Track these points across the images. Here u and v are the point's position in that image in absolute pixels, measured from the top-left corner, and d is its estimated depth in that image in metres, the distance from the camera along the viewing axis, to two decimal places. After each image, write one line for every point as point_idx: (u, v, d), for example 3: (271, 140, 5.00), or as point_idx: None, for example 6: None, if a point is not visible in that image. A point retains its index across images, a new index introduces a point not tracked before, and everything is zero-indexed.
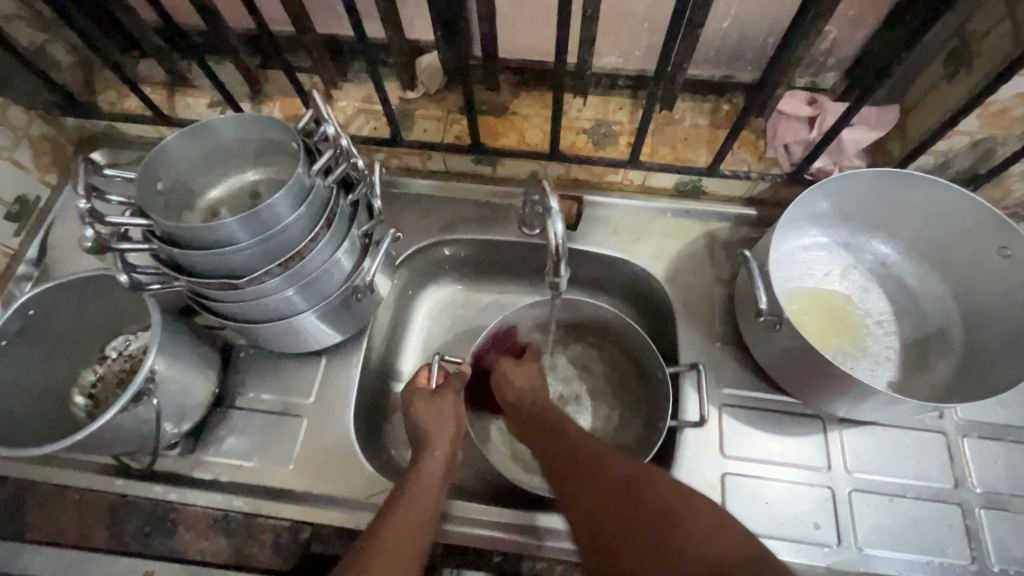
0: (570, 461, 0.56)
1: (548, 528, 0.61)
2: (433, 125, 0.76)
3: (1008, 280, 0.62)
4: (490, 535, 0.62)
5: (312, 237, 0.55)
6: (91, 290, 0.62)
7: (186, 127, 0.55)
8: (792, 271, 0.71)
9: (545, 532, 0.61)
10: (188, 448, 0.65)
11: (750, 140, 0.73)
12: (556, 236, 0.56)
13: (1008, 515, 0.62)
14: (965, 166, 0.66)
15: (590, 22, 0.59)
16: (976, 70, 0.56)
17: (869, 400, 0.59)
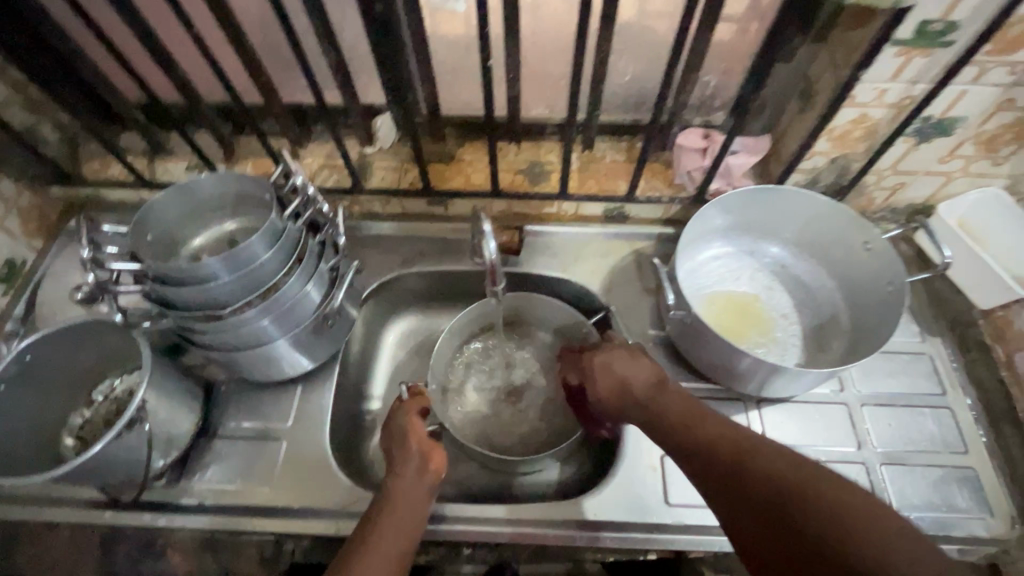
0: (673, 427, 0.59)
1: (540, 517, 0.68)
2: (390, 173, 0.87)
3: (875, 269, 0.74)
4: (476, 529, 0.68)
5: (285, 271, 0.64)
6: (81, 338, 0.68)
7: (173, 186, 0.64)
8: (706, 277, 0.83)
9: (536, 521, 0.68)
10: (174, 478, 0.70)
11: (660, 171, 0.87)
12: (490, 252, 0.65)
13: (905, 467, 0.72)
14: (832, 179, 0.80)
15: (515, 82, 0.72)
16: (819, 104, 0.70)
17: (773, 377, 0.69)
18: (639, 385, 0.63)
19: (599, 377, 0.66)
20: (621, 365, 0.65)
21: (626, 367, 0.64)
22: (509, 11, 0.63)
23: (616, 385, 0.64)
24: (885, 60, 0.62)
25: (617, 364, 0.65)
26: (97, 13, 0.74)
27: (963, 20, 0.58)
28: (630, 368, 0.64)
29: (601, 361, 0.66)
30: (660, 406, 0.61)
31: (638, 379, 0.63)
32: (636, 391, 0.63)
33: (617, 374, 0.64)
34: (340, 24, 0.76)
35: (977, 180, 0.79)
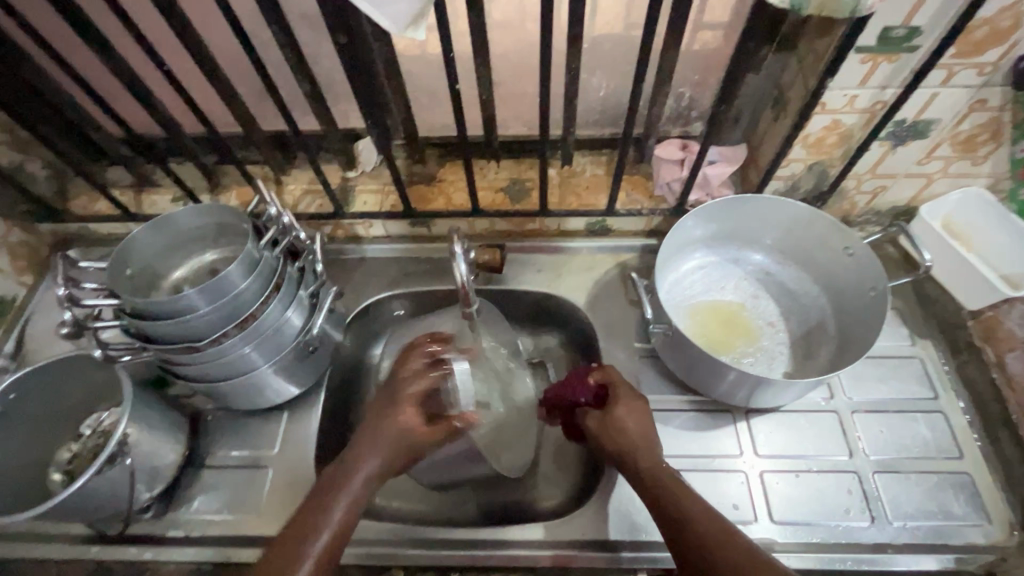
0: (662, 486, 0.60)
1: (496, 539, 0.70)
2: (372, 197, 0.88)
3: (857, 275, 0.74)
4: (448, 553, 0.69)
5: (263, 299, 0.65)
6: (66, 373, 0.69)
7: (152, 221, 0.65)
8: (690, 288, 0.83)
9: (493, 543, 0.69)
10: (161, 510, 0.71)
11: (640, 183, 0.87)
12: (462, 273, 0.65)
13: (898, 475, 0.71)
14: (811, 186, 0.80)
15: (488, 103, 0.73)
16: (790, 113, 0.71)
17: (759, 389, 0.68)
18: (652, 446, 0.64)
19: (615, 425, 0.66)
20: (638, 421, 0.66)
21: (641, 426, 0.66)
22: (477, 36, 0.64)
23: (630, 439, 0.65)
24: (852, 66, 0.62)
25: (634, 416, 0.66)
26: (78, 54, 0.75)
27: (925, 25, 0.58)
28: (646, 426, 0.66)
29: (623, 409, 0.67)
30: (660, 476, 0.61)
31: (646, 443, 0.64)
32: (640, 453, 0.63)
33: (634, 432, 0.65)
34: (315, 54, 0.77)
35: (959, 181, 0.78)
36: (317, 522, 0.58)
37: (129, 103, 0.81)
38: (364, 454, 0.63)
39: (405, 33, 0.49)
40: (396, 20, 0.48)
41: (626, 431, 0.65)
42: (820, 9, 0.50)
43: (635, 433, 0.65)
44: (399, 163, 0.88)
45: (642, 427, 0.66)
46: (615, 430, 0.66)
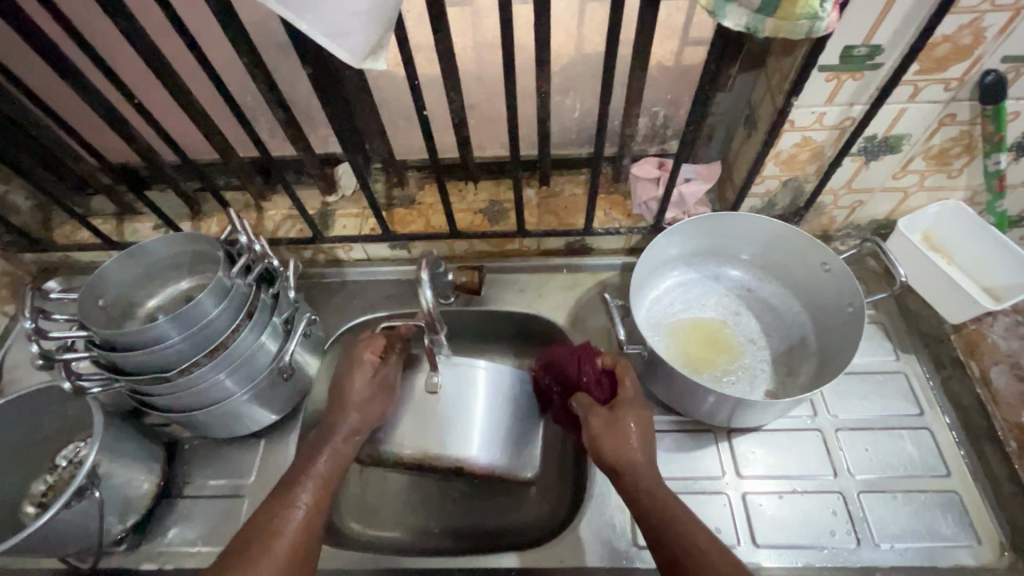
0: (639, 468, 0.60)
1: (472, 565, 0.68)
2: (351, 221, 0.88)
3: (836, 292, 0.73)
4: None
5: (234, 327, 0.65)
6: (40, 404, 0.69)
7: (123, 251, 0.66)
8: (671, 305, 0.82)
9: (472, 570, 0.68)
10: (135, 542, 0.71)
11: (618, 202, 0.87)
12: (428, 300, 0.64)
13: (884, 495, 0.70)
14: (788, 202, 0.80)
15: (461, 127, 0.74)
16: (761, 131, 0.71)
17: (740, 410, 0.67)
18: (645, 447, 0.61)
19: (615, 431, 0.61)
20: (639, 433, 0.62)
21: (643, 438, 0.62)
22: (445, 63, 0.64)
23: (627, 450, 0.61)
24: (816, 85, 0.63)
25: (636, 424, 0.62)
26: (58, 87, 0.77)
27: (886, 43, 0.58)
28: (645, 429, 0.63)
29: (625, 413, 0.63)
30: (654, 487, 0.59)
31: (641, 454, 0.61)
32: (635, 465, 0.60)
33: (634, 443, 0.61)
34: (291, 81, 0.78)
35: (936, 194, 0.78)
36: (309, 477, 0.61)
37: (110, 133, 0.82)
38: (352, 410, 0.64)
39: (365, 63, 0.49)
40: (353, 51, 0.48)
41: (629, 439, 0.61)
42: (776, 30, 0.49)
43: (635, 444, 0.61)
44: (378, 187, 0.89)
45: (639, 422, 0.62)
46: (619, 436, 0.61)
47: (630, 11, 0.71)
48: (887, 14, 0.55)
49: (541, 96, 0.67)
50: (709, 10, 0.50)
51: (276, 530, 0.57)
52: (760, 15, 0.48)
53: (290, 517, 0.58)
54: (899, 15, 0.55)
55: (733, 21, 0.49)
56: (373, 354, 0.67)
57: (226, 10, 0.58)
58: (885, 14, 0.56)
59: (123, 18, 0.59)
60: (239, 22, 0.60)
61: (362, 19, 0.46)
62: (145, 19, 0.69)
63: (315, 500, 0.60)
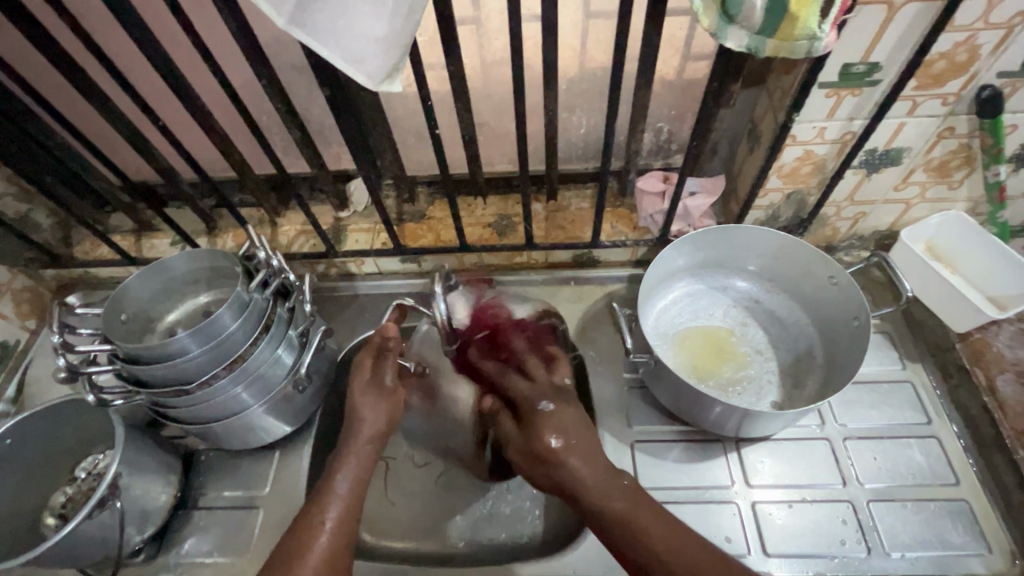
0: (595, 485, 0.58)
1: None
2: (363, 236, 0.90)
3: (842, 304, 0.75)
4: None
5: (252, 340, 0.66)
6: (63, 416, 0.71)
7: (145, 267, 0.68)
8: (678, 316, 0.83)
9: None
10: (152, 553, 0.72)
11: (625, 215, 0.89)
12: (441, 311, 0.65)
13: (893, 504, 0.70)
14: (792, 214, 0.81)
15: (471, 144, 0.76)
16: (763, 146, 0.73)
17: (748, 419, 0.67)
18: (584, 460, 0.59)
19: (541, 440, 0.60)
20: (566, 440, 0.60)
21: (576, 443, 0.60)
22: (456, 83, 0.66)
23: (563, 464, 0.59)
24: (817, 101, 0.64)
25: (561, 430, 0.61)
26: (82, 109, 0.80)
27: (884, 61, 0.60)
28: (579, 436, 0.61)
29: (548, 418, 0.61)
30: (611, 502, 0.57)
31: (581, 465, 0.59)
32: (582, 479, 0.59)
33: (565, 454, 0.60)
34: (306, 102, 0.81)
35: (938, 205, 0.79)
36: (328, 497, 0.61)
37: (131, 152, 0.85)
38: (364, 424, 0.65)
39: (381, 86, 0.51)
40: (372, 75, 0.50)
41: (564, 455, 0.59)
42: (777, 50, 0.51)
43: (567, 453, 0.60)
44: (389, 203, 0.91)
45: (564, 436, 0.60)
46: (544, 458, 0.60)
47: (634, 32, 0.74)
48: (884, 33, 0.57)
49: (548, 113, 0.69)
50: (711, 32, 0.51)
51: (303, 553, 0.56)
52: (761, 36, 0.50)
53: (318, 538, 0.58)
54: (895, 34, 0.57)
55: (735, 42, 0.51)
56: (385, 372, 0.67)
57: (249, 37, 0.60)
58: (882, 33, 0.57)
59: (150, 45, 0.62)
60: (260, 48, 0.63)
61: (378, 44, 0.48)
62: (167, 45, 0.72)
63: (341, 517, 0.60)
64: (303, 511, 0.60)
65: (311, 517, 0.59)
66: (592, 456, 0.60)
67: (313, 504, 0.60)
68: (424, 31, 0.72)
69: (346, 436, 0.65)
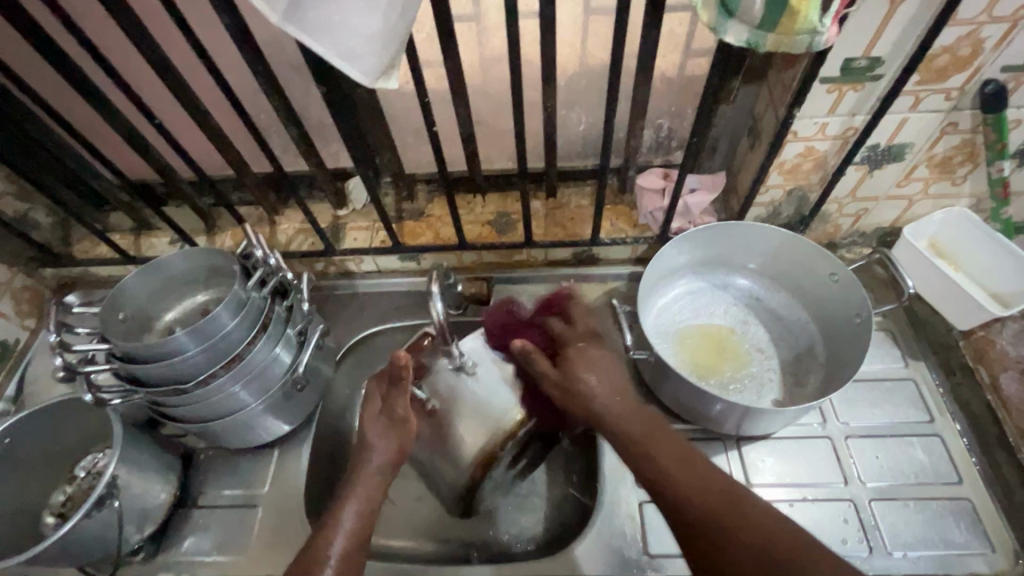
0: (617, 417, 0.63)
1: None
2: (362, 234, 0.90)
3: (844, 302, 0.74)
4: None
5: (250, 339, 0.66)
6: (62, 414, 0.71)
7: (143, 266, 0.68)
8: (678, 314, 0.82)
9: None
10: (152, 552, 0.72)
11: (625, 212, 0.88)
12: (439, 311, 0.66)
13: (895, 502, 0.69)
14: (794, 210, 0.81)
15: (469, 141, 0.75)
16: (764, 142, 0.72)
17: (749, 418, 0.67)
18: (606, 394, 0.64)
19: (579, 374, 0.65)
20: (597, 376, 0.65)
21: (608, 380, 0.65)
22: (454, 80, 0.66)
23: (597, 398, 0.64)
24: (818, 96, 0.64)
25: (594, 365, 0.66)
26: (80, 108, 0.79)
27: (886, 55, 0.59)
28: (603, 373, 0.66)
29: (591, 354, 0.68)
30: (642, 438, 0.61)
31: (615, 404, 0.64)
32: (615, 415, 0.63)
33: (598, 388, 0.64)
34: (304, 99, 0.80)
35: (941, 201, 0.79)
36: (335, 527, 0.60)
37: (129, 151, 0.85)
38: (373, 454, 0.65)
39: (377, 83, 0.51)
40: (368, 71, 0.50)
41: (586, 386, 0.65)
42: (777, 45, 0.50)
43: (598, 389, 0.64)
44: (388, 201, 0.91)
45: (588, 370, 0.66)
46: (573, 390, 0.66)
47: (633, 28, 0.73)
48: (886, 27, 0.57)
49: (547, 110, 0.68)
50: (710, 27, 0.51)
51: None
52: (761, 31, 0.50)
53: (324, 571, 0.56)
54: (897, 28, 0.57)
55: (734, 37, 0.51)
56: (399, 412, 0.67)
57: (244, 33, 0.60)
58: (883, 28, 0.57)
59: (146, 43, 0.61)
60: (257, 45, 0.62)
61: (374, 41, 0.48)
62: (164, 42, 0.72)
63: (345, 552, 0.59)
64: (309, 543, 0.59)
65: (318, 548, 0.58)
66: (621, 391, 0.65)
67: (319, 535, 0.60)
68: (421, 28, 0.72)
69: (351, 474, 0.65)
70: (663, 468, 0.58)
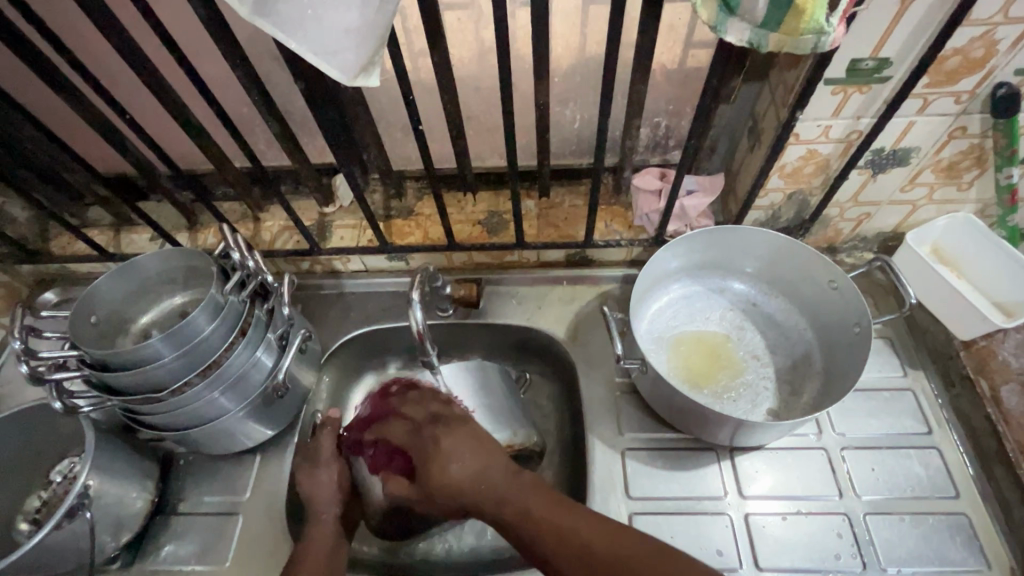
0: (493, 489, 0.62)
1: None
2: (349, 232, 0.87)
3: (843, 310, 0.72)
4: None
5: (228, 345, 0.64)
6: (36, 417, 0.69)
7: (115, 267, 0.65)
8: (672, 320, 0.80)
9: None
10: (129, 561, 0.70)
11: (620, 213, 0.86)
12: (418, 321, 0.66)
13: (889, 517, 0.68)
14: (794, 214, 0.78)
15: (459, 139, 0.72)
16: (764, 144, 0.69)
17: (743, 430, 0.65)
18: (470, 476, 0.63)
19: (439, 466, 0.64)
20: (459, 462, 0.64)
21: (469, 466, 0.63)
22: (442, 75, 0.63)
23: (467, 484, 0.62)
24: (823, 98, 0.61)
25: (453, 453, 0.64)
26: (51, 100, 0.76)
27: (894, 56, 0.56)
28: (461, 458, 0.64)
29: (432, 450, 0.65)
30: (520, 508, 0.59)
31: (488, 486, 0.62)
32: (488, 490, 0.62)
33: (463, 474, 0.63)
34: (287, 92, 0.77)
35: (946, 206, 0.76)
36: (312, 539, 0.64)
37: (105, 144, 0.82)
38: (319, 496, 0.67)
39: (356, 81, 0.48)
40: (345, 69, 0.47)
41: (443, 474, 0.64)
42: (780, 46, 0.47)
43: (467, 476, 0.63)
44: (376, 198, 0.88)
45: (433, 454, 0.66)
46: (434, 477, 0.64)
47: (631, 20, 0.69)
48: (896, 27, 0.54)
49: (539, 108, 0.65)
50: (711, 26, 0.48)
51: None
52: (764, 30, 0.47)
53: None
54: (907, 28, 0.54)
55: (735, 36, 0.48)
56: (326, 448, 0.70)
57: (219, 26, 0.57)
58: (893, 27, 0.54)
59: (116, 34, 0.58)
60: (234, 37, 0.59)
61: (352, 37, 0.45)
62: (137, 31, 0.68)
63: None
64: None
65: None
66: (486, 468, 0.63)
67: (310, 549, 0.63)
68: (409, 19, 0.69)
69: (309, 506, 0.67)
70: (562, 537, 0.56)
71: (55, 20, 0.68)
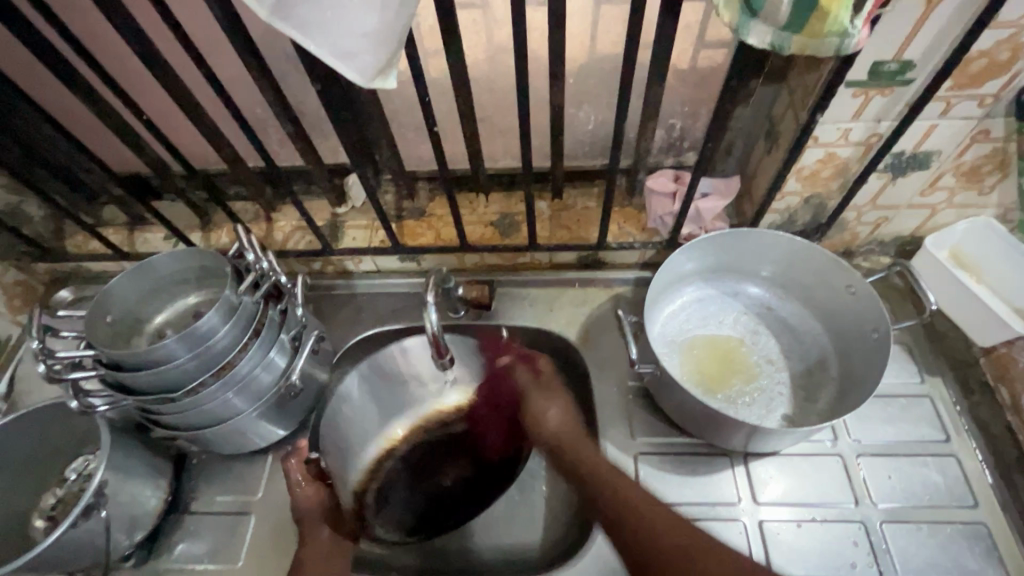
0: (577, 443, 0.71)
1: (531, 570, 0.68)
2: (361, 233, 0.87)
3: (860, 316, 0.71)
4: None
5: (242, 346, 0.64)
6: (50, 415, 0.69)
7: (132, 266, 0.66)
8: (685, 323, 0.79)
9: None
10: (141, 560, 0.71)
11: (633, 215, 0.85)
12: (433, 323, 0.66)
13: (907, 525, 0.67)
14: (810, 218, 0.77)
15: (472, 140, 0.72)
16: (782, 147, 0.69)
17: (758, 436, 0.64)
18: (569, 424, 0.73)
19: (540, 414, 0.75)
20: (560, 413, 0.74)
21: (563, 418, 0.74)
22: (458, 76, 0.62)
23: (560, 429, 0.73)
24: (843, 100, 0.60)
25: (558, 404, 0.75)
26: (68, 100, 0.76)
27: (918, 58, 0.55)
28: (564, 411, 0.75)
29: (537, 399, 0.76)
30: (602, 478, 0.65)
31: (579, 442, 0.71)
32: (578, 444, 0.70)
33: (559, 421, 0.73)
34: (301, 92, 0.77)
35: (965, 210, 0.75)
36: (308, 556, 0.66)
37: (120, 144, 0.82)
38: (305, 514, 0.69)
39: (374, 82, 0.47)
40: (363, 70, 0.47)
41: (547, 417, 0.74)
42: (803, 48, 0.47)
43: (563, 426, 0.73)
44: (388, 199, 0.88)
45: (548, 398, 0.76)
46: (538, 418, 0.75)
47: (647, 20, 0.69)
48: (920, 28, 0.53)
49: (555, 109, 0.65)
50: (732, 28, 0.47)
51: None
52: (786, 32, 0.46)
53: None
54: (932, 30, 0.53)
55: (756, 38, 0.47)
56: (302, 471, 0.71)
57: (235, 27, 0.57)
58: (917, 29, 0.53)
59: (133, 34, 0.58)
60: (251, 38, 0.59)
61: (370, 39, 0.45)
62: (153, 32, 0.69)
63: None
64: None
65: None
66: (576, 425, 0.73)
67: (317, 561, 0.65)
68: (424, 20, 0.68)
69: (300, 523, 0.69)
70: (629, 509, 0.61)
71: (72, 21, 0.68)
